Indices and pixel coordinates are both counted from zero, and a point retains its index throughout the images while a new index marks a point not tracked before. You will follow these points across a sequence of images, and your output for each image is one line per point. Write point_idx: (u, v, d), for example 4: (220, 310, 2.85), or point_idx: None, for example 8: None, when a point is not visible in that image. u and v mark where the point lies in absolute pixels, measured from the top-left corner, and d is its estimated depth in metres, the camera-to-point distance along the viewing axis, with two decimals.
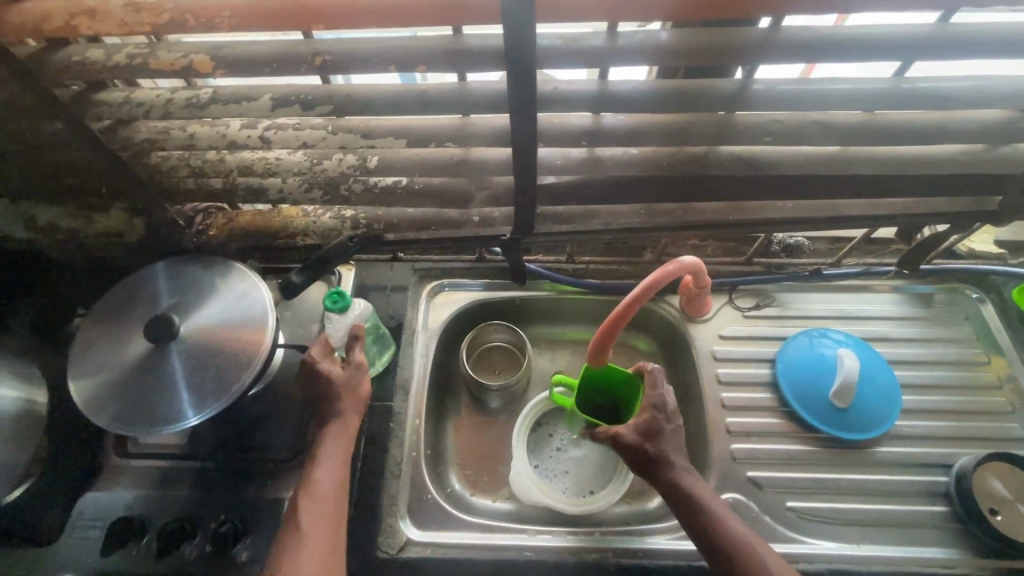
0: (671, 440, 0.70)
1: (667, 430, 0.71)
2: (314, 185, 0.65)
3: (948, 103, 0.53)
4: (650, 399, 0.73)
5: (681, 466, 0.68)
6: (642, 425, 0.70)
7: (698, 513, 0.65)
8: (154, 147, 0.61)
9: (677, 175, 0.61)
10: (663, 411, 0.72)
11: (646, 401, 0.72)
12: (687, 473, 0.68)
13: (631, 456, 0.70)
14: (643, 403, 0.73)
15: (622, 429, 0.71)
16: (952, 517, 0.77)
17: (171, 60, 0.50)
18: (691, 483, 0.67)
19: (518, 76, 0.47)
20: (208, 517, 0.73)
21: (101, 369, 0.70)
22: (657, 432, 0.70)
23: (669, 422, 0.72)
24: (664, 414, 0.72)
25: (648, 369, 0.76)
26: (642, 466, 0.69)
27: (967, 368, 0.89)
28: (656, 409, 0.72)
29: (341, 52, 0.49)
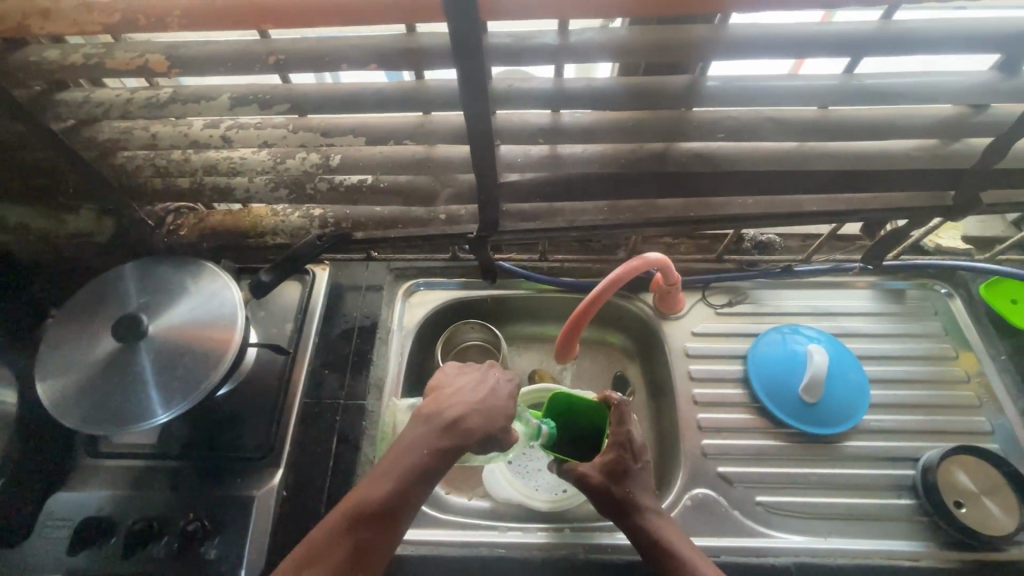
0: (638, 480, 0.69)
1: (634, 469, 0.70)
2: (279, 184, 0.66)
3: (896, 99, 0.54)
4: (616, 438, 0.71)
5: (649, 508, 0.68)
6: (610, 466, 0.69)
7: (666, 557, 0.65)
8: (118, 147, 0.62)
9: (636, 171, 0.62)
10: (630, 450, 0.71)
11: (613, 440, 0.71)
12: (656, 515, 0.68)
13: (597, 499, 0.68)
14: (610, 441, 0.71)
15: (588, 470, 0.69)
16: (919, 510, 0.78)
17: (127, 59, 0.51)
18: (661, 529, 0.66)
19: (469, 74, 0.48)
20: (178, 516, 0.73)
21: (69, 369, 0.70)
22: (624, 474, 0.69)
23: (637, 460, 0.71)
24: (632, 453, 0.70)
25: (613, 402, 0.73)
26: (607, 507, 0.68)
27: (936, 362, 0.90)
28: (623, 448, 0.71)
29: (295, 51, 0.50)
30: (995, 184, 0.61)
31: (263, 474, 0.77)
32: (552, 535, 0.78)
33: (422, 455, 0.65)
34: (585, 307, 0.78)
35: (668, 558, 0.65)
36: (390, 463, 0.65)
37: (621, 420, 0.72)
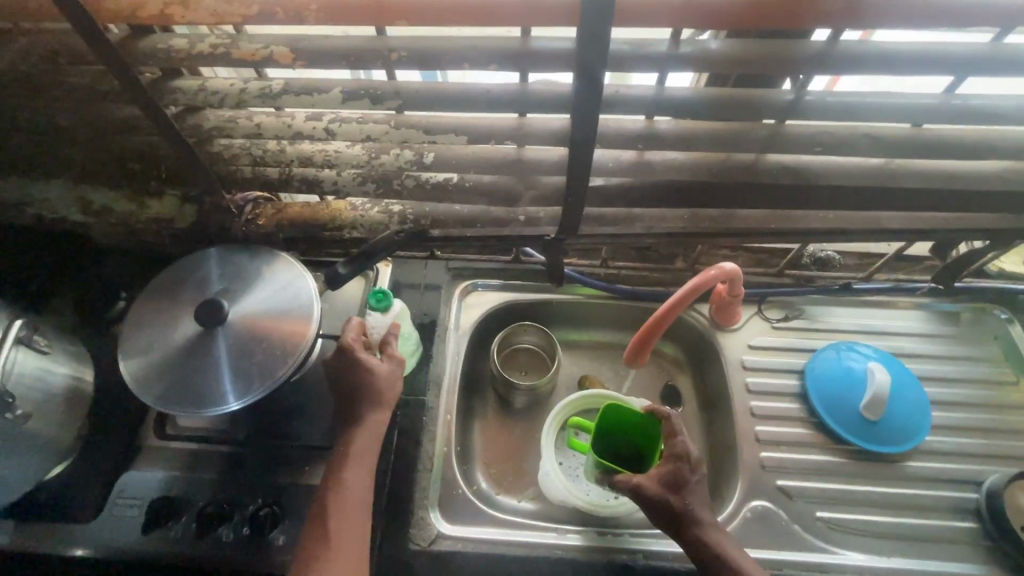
0: (696, 493, 0.70)
1: (692, 481, 0.70)
2: (369, 178, 0.67)
3: (998, 120, 0.54)
4: (673, 450, 0.71)
5: (706, 523, 0.68)
6: (667, 477, 0.70)
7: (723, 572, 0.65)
8: (221, 135, 0.64)
9: (725, 181, 0.63)
10: (688, 462, 0.71)
11: (669, 451, 0.71)
12: (712, 529, 0.68)
13: (655, 511, 0.69)
14: (666, 452, 0.72)
15: (645, 482, 0.70)
16: (982, 534, 0.77)
17: (252, 51, 0.52)
18: (716, 539, 0.67)
19: (587, 78, 0.49)
20: (245, 500, 0.74)
21: (151, 349, 0.71)
22: (681, 485, 0.69)
23: (695, 473, 0.71)
24: (691, 465, 0.70)
25: (664, 415, 0.74)
26: (665, 519, 0.68)
27: (996, 386, 0.89)
28: (680, 460, 0.71)
29: (415, 49, 0.51)
30: None
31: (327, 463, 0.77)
32: (610, 540, 0.78)
33: (353, 439, 0.71)
34: (643, 331, 0.83)
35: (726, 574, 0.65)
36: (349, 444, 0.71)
37: (673, 433, 0.72)
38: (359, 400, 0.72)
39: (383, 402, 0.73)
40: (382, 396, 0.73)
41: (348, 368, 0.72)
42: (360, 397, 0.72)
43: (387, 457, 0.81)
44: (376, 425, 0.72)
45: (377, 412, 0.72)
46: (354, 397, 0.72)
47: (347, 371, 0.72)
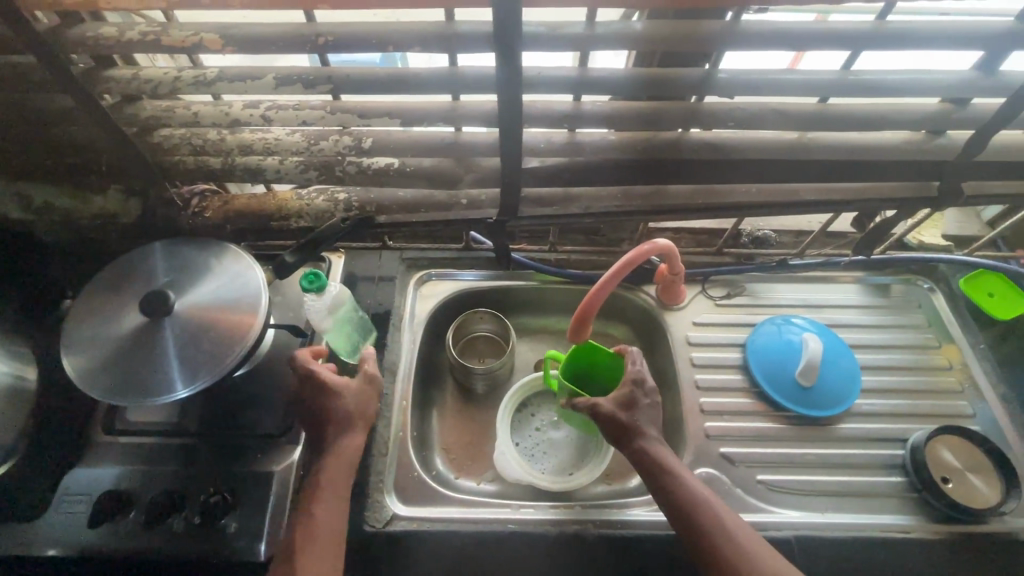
0: (648, 414, 0.73)
1: (644, 404, 0.74)
2: (310, 166, 0.69)
3: (889, 93, 0.59)
4: (629, 375, 0.75)
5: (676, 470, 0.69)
6: (621, 397, 0.74)
7: (693, 525, 0.65)
8: (158, 124, 0.64)
9: (652, 158, 0.66)
10: (642, 386, 0.75)
11: (626, 377, 0.75)
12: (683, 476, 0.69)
13: (605, 423, 0.73)
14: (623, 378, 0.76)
15: (600, 402, 0.74)
16: (909, 487, 0.82)
17: (182, 37, 0.54)
18: (661, 453, 0.70)
19: (506, 58, 0.52)
20: (197, 490, 0.74)
21: (95, 342, 0.71)
22: (633, 405, 0.73)
23: (648, 396, 0.75)
24: (644, 389, 0.74)
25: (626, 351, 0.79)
26: (615, 432, 0.72)
27: (921, 351, 0.95)
28: (635, 385, 0.75)
29: (342, 33, 0.53)
30: (977, 175, 0.66)
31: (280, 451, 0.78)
32: (562, 512, 0.80)
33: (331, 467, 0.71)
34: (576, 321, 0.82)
35: (696, 527, 0.65)
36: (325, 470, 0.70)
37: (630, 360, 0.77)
38: (334, 419, 0.73)
39: (355, 424, 0.74)
40: (353, 420, 0.75)
41: (314, 392, 0.74)
42: (329, 418, 0.73)
43: None
44: (353, 449, 0.73)
45: (353, 436, 0.73)
46: (324, 419, 0.73)
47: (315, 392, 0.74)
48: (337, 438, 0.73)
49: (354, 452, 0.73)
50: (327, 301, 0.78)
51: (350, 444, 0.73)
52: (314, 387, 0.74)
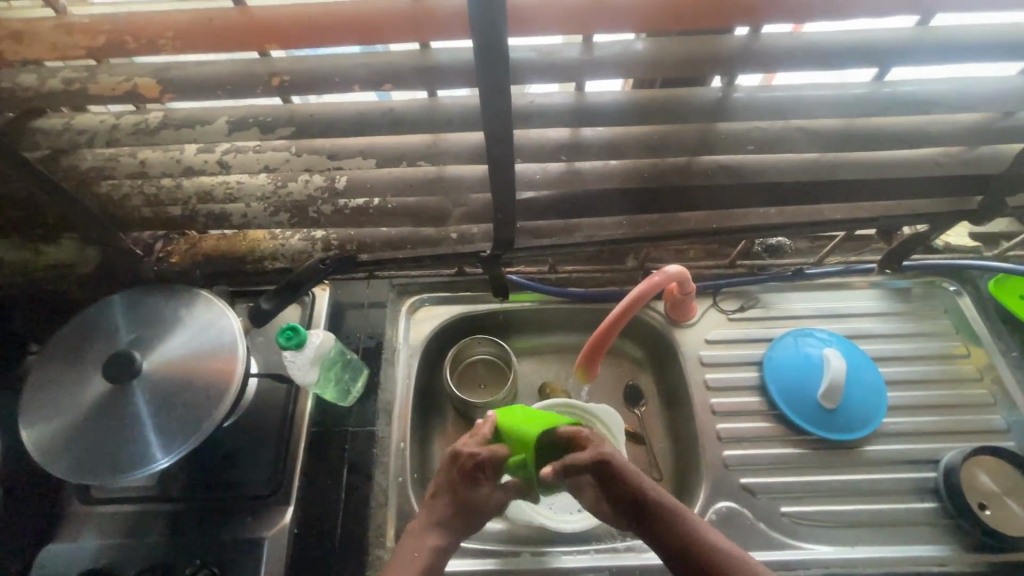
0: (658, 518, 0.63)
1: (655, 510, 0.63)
2: (279, 209, 0.61)
3: (930, 106, 0.51)
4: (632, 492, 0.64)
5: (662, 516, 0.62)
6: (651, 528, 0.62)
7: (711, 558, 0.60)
8: (102, 176, 0.57)
9: (660, 185, 0.60)
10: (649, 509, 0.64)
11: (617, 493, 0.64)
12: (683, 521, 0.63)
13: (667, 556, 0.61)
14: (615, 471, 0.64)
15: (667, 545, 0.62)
16: (942, 513, 0.77)
17: (113, 84, 0.46)
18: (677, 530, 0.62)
19: (491, 93, 0.45)
20: (183, 563, 0.69)
21: (57, 414, 0.65)
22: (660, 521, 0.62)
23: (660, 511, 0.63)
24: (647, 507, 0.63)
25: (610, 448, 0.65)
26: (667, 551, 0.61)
27: (949, 361, 0.89)
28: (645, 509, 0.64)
29: (299, 71, 0.46)
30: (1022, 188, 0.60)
31: (271, 512, 0.72)
32: (575, 558, 0.75)
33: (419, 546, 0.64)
34: (589, 352, 0.81)
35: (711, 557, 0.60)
36: (408, 544, 0.64)
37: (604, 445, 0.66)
38: (465, 511, 0.66)
39: (453, 521, 0.65)
40: (472, 513, 0.66)
41: (455, 480, 0.67)
42: (476, 509, 0.66)
43: (337, 495, 0.76)
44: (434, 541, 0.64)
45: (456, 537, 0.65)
46: (469, 511, 0.66)
47: (455, 490, 0.66)
48: (460, 534, 0.66)
49: (434, 553, 0.63)
50: (311, 352, 0.74)
51: (442, 543, 0.64)
52: (474, 475, 0.67)
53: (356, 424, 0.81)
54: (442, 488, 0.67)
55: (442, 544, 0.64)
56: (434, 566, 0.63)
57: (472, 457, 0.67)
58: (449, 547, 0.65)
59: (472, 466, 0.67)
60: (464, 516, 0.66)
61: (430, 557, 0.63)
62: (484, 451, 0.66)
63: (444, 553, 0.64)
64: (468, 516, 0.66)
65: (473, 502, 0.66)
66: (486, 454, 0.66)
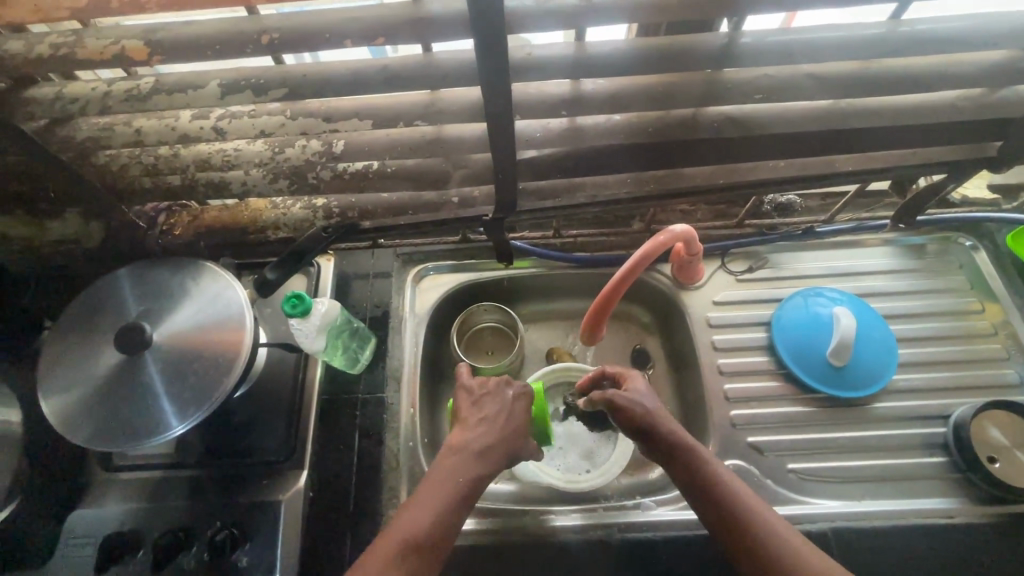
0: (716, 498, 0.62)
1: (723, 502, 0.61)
2: (279, 175, 0.61)
3: (949, 46, 0.49)
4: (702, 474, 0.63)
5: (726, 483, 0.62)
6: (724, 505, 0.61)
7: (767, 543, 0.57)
8: (98, 146, 0.56)
9: (666, 139, 0.58)
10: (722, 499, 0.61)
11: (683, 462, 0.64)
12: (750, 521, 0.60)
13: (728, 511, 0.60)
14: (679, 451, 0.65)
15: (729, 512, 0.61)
16: (951, 467, 0.77)
17: (101, 48, 0.45)
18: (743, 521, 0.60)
19: (487, 42, 0.43)
20: (203, 525, 0.71)
21: (73, 386, 0.66)
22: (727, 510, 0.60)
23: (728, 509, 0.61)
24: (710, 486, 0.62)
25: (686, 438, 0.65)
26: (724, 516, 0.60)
27: (963, 317, 0.88)
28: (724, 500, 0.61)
29: (288, 29, 0.45)
30: None
31: (285, 476, 0.74)
32: (584, 516, 0.76)
33: (463, 472, 0.63)
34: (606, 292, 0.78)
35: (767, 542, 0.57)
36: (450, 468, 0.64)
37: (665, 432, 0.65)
38: (512, 437, 0.68)
39: (500, 448, 0.66)
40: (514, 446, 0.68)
41: (508, 405, 0.70)
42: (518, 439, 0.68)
43: (350, 459, 0.78)
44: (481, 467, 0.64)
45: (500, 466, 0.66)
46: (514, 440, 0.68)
47: (504, 420, 0.68)
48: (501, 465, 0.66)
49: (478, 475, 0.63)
50: (317, 321, 0.72)
51: (485, 472, 0.64)
52: (523, 404, 0.71)
53: (366, 391, 0.83)
54: (487, 414, 0.68)
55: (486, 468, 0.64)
56: (472, 493, 0.62)
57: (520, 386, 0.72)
58: (491, 476, 0.65)
59: (522, 394, 0.72)
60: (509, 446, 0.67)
61: (473, 483, 0.62)
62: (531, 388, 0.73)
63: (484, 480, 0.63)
64: (511, 445, 0.67)
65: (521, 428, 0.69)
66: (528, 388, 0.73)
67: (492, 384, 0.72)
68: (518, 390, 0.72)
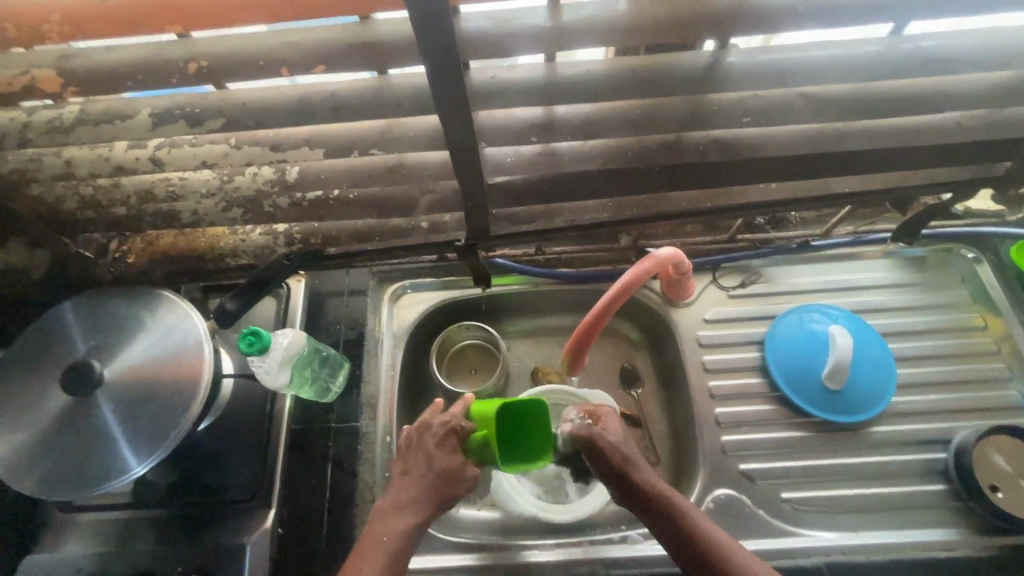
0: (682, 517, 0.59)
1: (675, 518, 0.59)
2: (231, 205, 0.56)
3: (956, 64, 0.44)
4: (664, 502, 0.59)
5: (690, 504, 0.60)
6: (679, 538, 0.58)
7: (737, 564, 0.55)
8: (27, 179, 0.52)
9: (647, 163, 0.53)
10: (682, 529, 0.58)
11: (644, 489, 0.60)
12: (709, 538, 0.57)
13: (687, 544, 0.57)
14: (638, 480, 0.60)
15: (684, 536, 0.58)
16: (951, 495, 0.74)
17: (9, 78, 0.41)
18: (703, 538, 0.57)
19: (440, 70, 0.38)
20: (166, 569, 0.68)
21: (17, 430, 0.62)
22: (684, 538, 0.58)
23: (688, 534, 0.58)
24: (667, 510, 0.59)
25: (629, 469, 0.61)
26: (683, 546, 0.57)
27: (965, 334, 0.84)
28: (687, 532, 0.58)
29: (219, 56, 0.40)
30: None
31: (252, 515, 0.71)
32: (569, 551, 0.73)
33: (388, 528, 0.58)
34: (586, 326, 0.74)
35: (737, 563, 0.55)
36: (377, 527, 0.59)
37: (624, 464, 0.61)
38: (440, 478, 0.62)
39: (429, 494, 0.61)
40: (449, 486, 0.62)
41: (433, 445, 0.64)
42: (454, 478, 0.62)
43: (322, 494, 0.74)
44: (406, 519, 0.59)
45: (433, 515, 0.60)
46: (446, 482, 0.62)
47: (431, 465, 0.62)
48: (434, 512, 0.60)
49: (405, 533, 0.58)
50: (279, 355, 0.68)
51: (414, 522, 0.59)
52: (450, 444, 0.64)
53: (339, 420, 0.79)
54: (416, 460, 0.63)
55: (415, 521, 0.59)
56: (404, 547, 0.57)
57: (444, 425, 0.66)
58: (425, 525, 0.60)
59: (449, 431, 0.65)
60: (439, 490, 0.61)
61: (400, 542, 0.57)
62: (455, 420, 0.66)
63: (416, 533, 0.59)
64: (445, 489, 0.61)
65: (450, 472, 0.62)
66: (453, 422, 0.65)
67: (423, 426, 0.67)
68: (446, 421, 0.66)
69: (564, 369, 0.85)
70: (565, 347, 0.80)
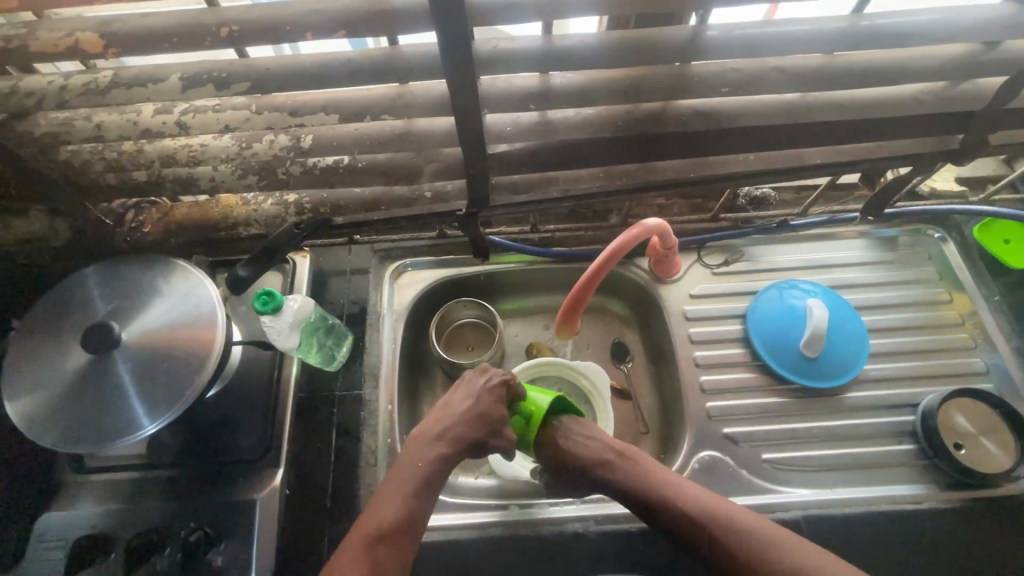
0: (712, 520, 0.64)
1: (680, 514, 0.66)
2: (247, 170, 0.60)
3: (907, 40, 0.50)
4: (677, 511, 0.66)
5: (714, 512, 0.65)
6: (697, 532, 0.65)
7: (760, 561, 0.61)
8: (58, 141, 0.55)
9: (636, 132, 0.58)
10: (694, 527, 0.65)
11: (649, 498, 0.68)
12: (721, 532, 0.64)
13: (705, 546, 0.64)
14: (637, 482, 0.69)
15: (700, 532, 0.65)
16: (919, 454, 0.79)
17: (54, 39, 0.44)
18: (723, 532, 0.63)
19: (449, 35, 0.43)
20: (177, 526, 0.70)
21: (37, 387, 0.65)
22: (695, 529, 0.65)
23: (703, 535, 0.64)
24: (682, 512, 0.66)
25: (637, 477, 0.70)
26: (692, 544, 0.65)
27: (933, 307, 0.90)
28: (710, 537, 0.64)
29: (247, 22, 0.44)
30: (1005, 125, 0.58)
31: (261, 475, 0.74)
32: (563, 509, 0.77)
33: (419, 459, 0.66)
34: (580, 289, 0.79)
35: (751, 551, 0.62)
36: (408, 456, 0.67)
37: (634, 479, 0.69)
38: (477, 424, 0.70)
39: (463, 432, 0.69)
40: (483, 430, 0.71)
41: (479, 393, 0.72)
42: (484, 421, 0.71)
43: (327, 457, 0.77)
44: (438, 454, 0.67)
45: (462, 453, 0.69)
46: (484, 425, 0.71)
47: (467, 412, 0.71)
48: (462, 449, 0.69)
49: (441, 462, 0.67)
50: (288, 317, 0.75)
51: (445, 453, 0.67)
52: (496, 394, 0.74)
53: (343, 388, 0.82)
54: (454, 404, 0.72)
55: (447, 453, 0.67)
56: (433, 479, 0.66)
57: (496, 377, 0.75)
58: (451, 465, 0.68)
59: (497, 382, 0.75)
60: (473, 433, 0.70)
61: (432, 467, 0.66)
62: (503, 373, 0.75)
63: (447, 463, 0.68)
64: (475, 431, 0.70)
65: (483, 416, 0.71)
66: (501, 372, 0.75)
67: (470, 374, 0.76)
68: (489, 372, 0.75)
69: (559, 336, 0.89)
70: (559, 313, 0.85)
